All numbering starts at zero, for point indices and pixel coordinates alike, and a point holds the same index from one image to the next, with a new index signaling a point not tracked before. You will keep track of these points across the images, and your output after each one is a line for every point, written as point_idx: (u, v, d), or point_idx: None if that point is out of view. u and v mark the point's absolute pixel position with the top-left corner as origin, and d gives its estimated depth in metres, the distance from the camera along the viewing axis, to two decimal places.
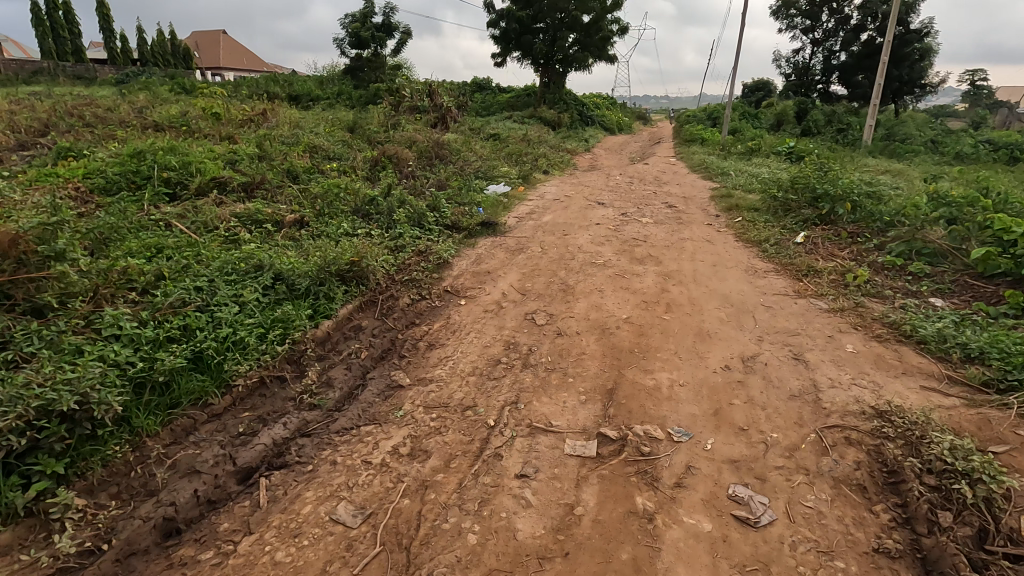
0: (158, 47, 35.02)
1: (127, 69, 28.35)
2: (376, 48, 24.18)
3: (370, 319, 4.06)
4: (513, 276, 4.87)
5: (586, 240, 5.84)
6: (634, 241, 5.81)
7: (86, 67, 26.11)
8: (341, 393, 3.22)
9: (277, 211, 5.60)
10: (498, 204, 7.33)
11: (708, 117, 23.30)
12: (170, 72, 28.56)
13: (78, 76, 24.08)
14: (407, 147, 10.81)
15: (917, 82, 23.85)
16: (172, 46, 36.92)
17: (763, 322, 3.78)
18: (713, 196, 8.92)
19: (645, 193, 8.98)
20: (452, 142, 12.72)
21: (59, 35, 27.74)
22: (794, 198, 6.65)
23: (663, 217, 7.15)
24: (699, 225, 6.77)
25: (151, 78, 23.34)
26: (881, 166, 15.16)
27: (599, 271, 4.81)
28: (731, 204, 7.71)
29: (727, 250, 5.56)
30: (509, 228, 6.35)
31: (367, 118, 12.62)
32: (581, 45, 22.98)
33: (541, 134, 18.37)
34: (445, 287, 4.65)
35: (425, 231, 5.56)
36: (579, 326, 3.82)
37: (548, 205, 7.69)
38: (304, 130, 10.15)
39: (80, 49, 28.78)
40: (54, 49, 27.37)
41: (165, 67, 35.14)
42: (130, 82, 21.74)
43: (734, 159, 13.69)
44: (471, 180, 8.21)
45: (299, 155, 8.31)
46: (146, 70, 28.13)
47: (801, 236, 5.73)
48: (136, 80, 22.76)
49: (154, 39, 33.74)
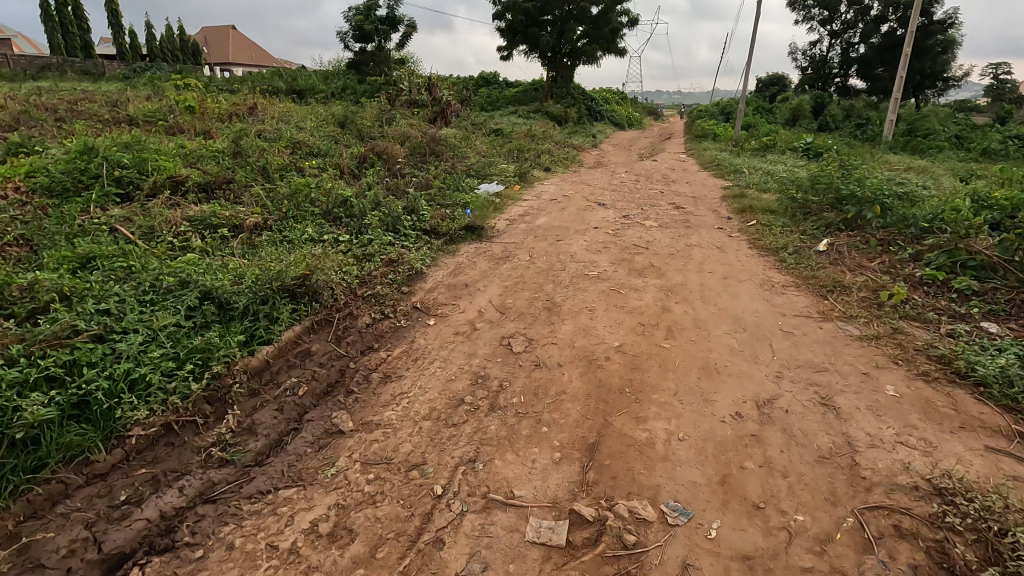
0: (168, 43, 34.92)
1: (135, 65, 28.19)
2: (381, 42, 23.62)
3: (320, 343, 3.49)
4: (493, 289, 4.28)
5: (580, 246, 5.23)
6: (634, 249, 5.18)
7: (95, 63, 25.92)
8: (266, 441, 2.66)
9: (236, 214, 5.04)
10: (489, 205, 6.74)
11: (721, 112, 22.52)
12: (178, 68, 28.21)
13: (88, 72, 23.82)
14: (401, 144, 10.23)
15: (941, 75, 22.85)
16: (182, 42, 36.88)
17: (783, 352, 3.15)
18: (724, 196, 8.25)
19: (650, 193, 8.34)
20: (450, 138, 12.16)
21: (67, 30, 27.50)
22: (814, 199, 5.97)
23: (668, 220, 6.51)
24: (708, 230, 6.13)
25: (156, 73, 22.94)
26: (904, 163, 14.35)
27: (590, 285, 4.20)
28: (744, 205, 7.04)
29: (739, 260, 4.92)
30: (497, 232, 5.76)
31: (361, 113, 12.09)
32: (590, 37, 22.25)
33: (546, 129, 17.76)
34: (413, 303, 4.06)
35: (400, 236, 4.99)
36: (562, 355, 3.23)
37: (544, 206, 7.10)
38: (291, 125, 9.62)
39: (90, 46, 28.67)
40: (62, 45, 27.14)
41: (175, 62, 34.94)
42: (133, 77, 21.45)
43: (747, 156, 12.99)
44: (461, 178, 7.63)
45: (279, 152, 7.77)
46: (153, 66, 27.82)
47: (823, 243, 5.07)
48: (139, 76, 22.38)
49: (164, 35, 33.62)
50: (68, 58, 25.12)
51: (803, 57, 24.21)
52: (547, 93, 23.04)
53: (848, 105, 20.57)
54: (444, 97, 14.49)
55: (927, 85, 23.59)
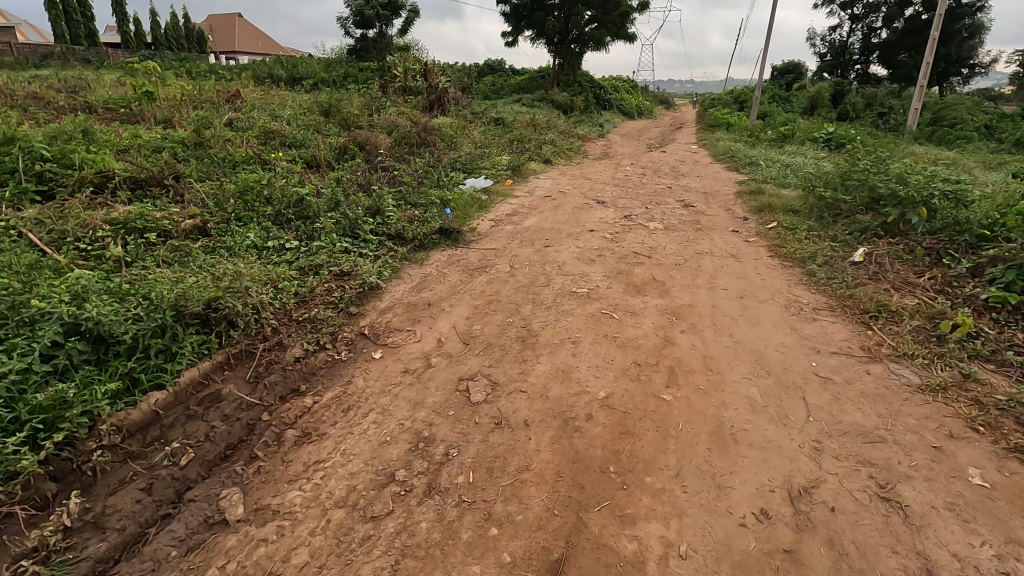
0: (173, 31, 34.28)
1: (138, 52, 27.59)
2: (382, 27, 22.76)
3: (230, 387, 2.78)
4: (460, 310, 3.55)
5: (571, 255, 4.48)
6: (635, 258, 4.42)
7: (97, 50, 25.34)
8: (117, 539, 1.97)
9: (168, 215, 4.32)
10: (473, 204, 6.00)
11: (734, 101, 21.55)
12: (183, 56, 27.51)
13: (91, 59, 23.17)
14: (388, 135, 9.48)
15: (967, 62, 21.67)
16: (187, 29, 36.22)
17: (822, 410, 2.40)
18: (738, 193, 7.43)
19: (656, 188, 7.54)
20: (444, 127, 11.40)
21: (71, 18, 26.92)
22: (845, 199, 5.16)
23: (676, 221, 5.72)
24: (721, 233, 5.35)
25: (156, 62, 22.28)
26: (931, 155, 13.39)
27: (577, 307, 3.46)
28: (761, 204, 6.24)
29: (759, 273, 4.15)
30: (478, 236, 5.02)
31: (350, 101, 11.35)
32: (599, 21, 21.22)
33: (551, 118, 16.92)
34: (359, 329, 3.34)
35: (357, 242, 4.27)
36: (531, 409, 2.49)
37: (536, 204, 6.35)
38: (268, 113, 8.90)
39: (94, 34, 28.09)
40: (67, 33, 26.59)
41: (179, 50, 34.29)
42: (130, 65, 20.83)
43: (762, 147, 12.11)
44: (446, 173, 6.90)
45: (247, 143, 7.04)
46: (159, 54, 27.18)
47: (859, 252, 4.28)
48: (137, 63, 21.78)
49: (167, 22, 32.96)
50: (70, 46, 24.53)
51: (821, 43, 23.04)
52: (553, 81, 22.12)
53: (869, 93, 19.52)
54: (441, 85, 13.70)
55: (952, 72, 22.40)
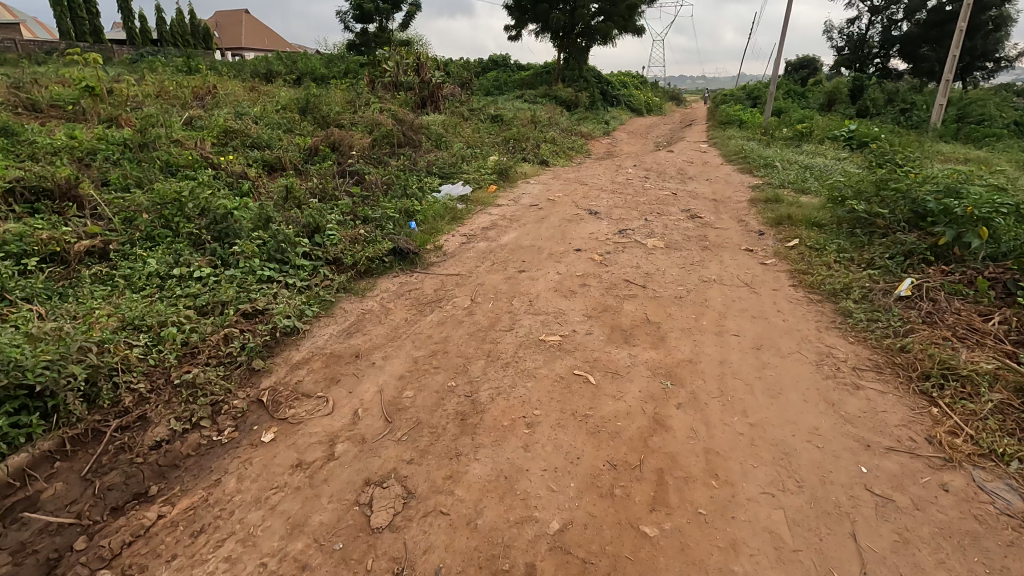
0: (178, 27, 33.79)
1: (139, 48, 27.06)
2: (382, 21, 21.97)
3: (49, 491, 2.01)
4: (394, 367, 2.76)
5: (548, 284, 3.67)
6: (625, 288, 3.60)
7: (99, 46, 24.81)
8: None
9: (58, 234, 3.55)
10: (444, 216, 5.21)
11: (748, 96, 20.54)
12: (187, 52, 26.89)
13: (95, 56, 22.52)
14: (368, 134, 8.69)
15: (993, 54, 20.50)
16: (193, 25, 35.77)
17: (883, 569, 1.59)
18: (752, 200, 6.55)
19: (659, 194, 6.69)
20: (434, 125, 10.61)
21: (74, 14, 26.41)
22: (883, 213, 4.30)
23: (679, 237, 4.88)
24: (733, 253, 4.51)
25: (155, 58, 21.63)
26: (959, 153, 12.40)
27: (544, 363, 2.65)
28: (780, 216, 5.37)
29: (779, 312, 3.32)
30: (442, 257, 4.23)
31: (333, 97, 10.59)
32: (606, 14, 20.30)
33: (553, 115, 16.07)
34: (256, 396, 2.56)
35: (284, 268, 3.48)
36: (451, 548, 1.70)
37: (519, 214, 5.55)
38: (236, 111, 8.14)
39: (98, 31, 27.63)
40: (71, 29, 26.01)
41: (185, 46, 33.77)
42: (126, 62, 20.24)
43: (777, 146, 11.20)
44: (419, 179, 6.11)
45: (199, 145, 6.29)
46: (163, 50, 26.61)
47: (905, 284, 3.43)
48: (133, 60, 21.23)
49: (171, 18, 32.44)
50: (72, 42, 23.98)
51: (839, 35, 21.89)
52: (558, 76, 21.22)
53: (891, 88, 18.46)
54: (434, 80, 12.87)
55: (978, 65, 21.21)
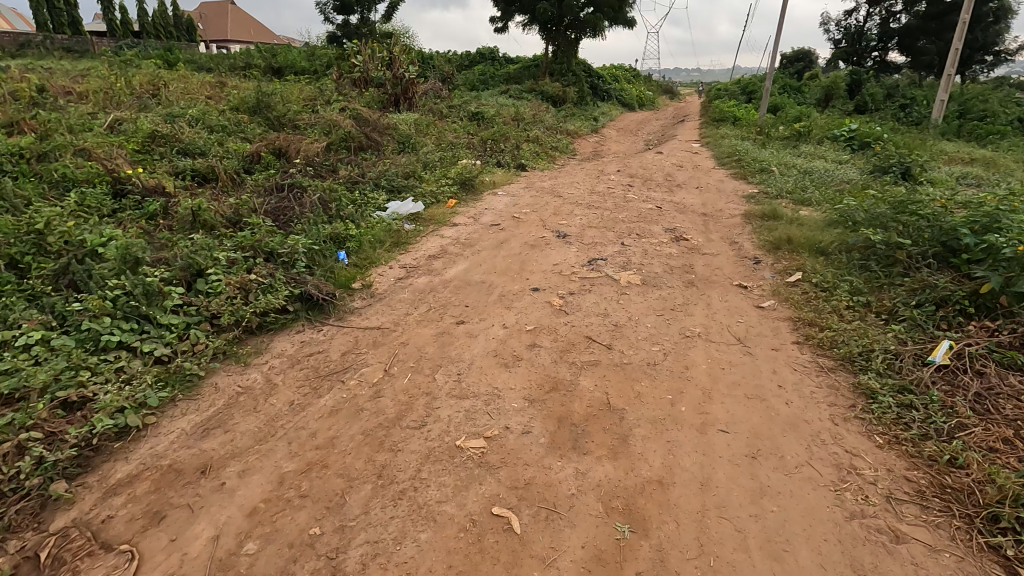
0: (161, 18, 32.66)
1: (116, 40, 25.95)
2: (363, 12, 20.98)
3: None
4: (249, 491, 1.98)
5: (488, 344, 2.89)
6: (586, 351, 2.84)
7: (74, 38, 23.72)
8: None
9: None
10: (384, 242, 4.42)
11: (742, 91, 19.76)
12: (167, 44, 25.78)
13: (69, 49, 21.52)
14: (323, 137, 7.86)
15: (993, 47, 19.85)
16: (176, 17, 34.65)
17: None
18: (745, 215, 5.78)
19: (641, 208, 5.91)
20: (403, 125, 9.80)
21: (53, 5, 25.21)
22: (905, 244, 3.54)
23: (660, 267, 4.11)
24: (723, 290, 3.75)
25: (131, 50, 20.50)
26: (963, 153, 11.72)
27: (452, 496, 1.88)
28: (778, 239, 4.61)
29: (780, 388, 2.57)
30: (368, 302, 3.45)
31: (293, 96, 9.76)
32: (595, 5, 19.44)
33: (538, 112, 15.26)
34: (34, 547, 1.78)
35: (140, 329, 2.68)
36: None
37: (476, 237, 4.76)
38: (172, 112, 7.30)
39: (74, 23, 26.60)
40: (48, 20, 24.73)
41: (166, 38, 32.63)
42: (95, 55, 19.26)
43: (773, 147, 10.45)
44: (365, 193, 5.32)
45: (111, 154, 5.46)
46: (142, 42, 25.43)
47: (943, 347, 2.68)
48: (104, 53, 20.24)
49: (151, 9, 31.30)
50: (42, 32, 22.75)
51: (836, 28, 21.09)
52: (546, 70, 20.33)
53: (889, 83, 17.76)
54: (407, 75, 12.00)
55: (977, 58, 20.55)
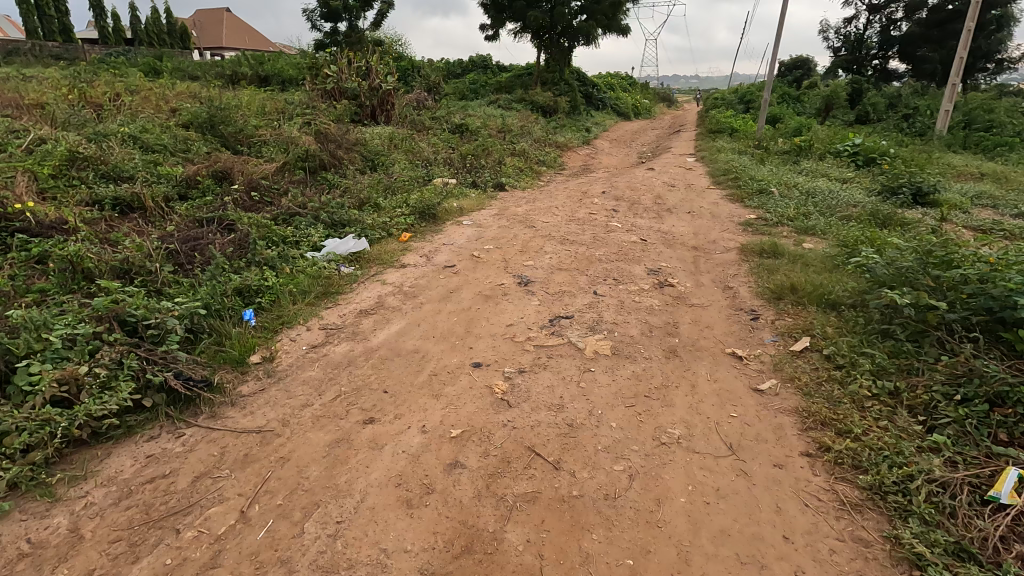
0: (153, 26, 31.99)
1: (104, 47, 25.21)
2: (351, 20, 20.30)
3: None
4: None
5: (394, 462, 2.16)
6: (522, 475, 2.10)
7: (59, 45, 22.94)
8: None
9: None
10: (308, 294, 3.69)
11: (740, 100, 19.10)
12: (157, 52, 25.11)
13: (54, 58, 20.84)
14: (279, 157, 7.16)
15: (995, 55, 19.22)
16: (168, 24, 33.99)
17: None
18: (741, 250, 5.06)
19: (623, 241, 5.19)
20: (374, 141, 9.10)
21: (44, 12, 24.41)
22: (940, 310, 2.82)
23: (637, 328, 3.39)
24: (712, 363, 3.02)
25: (116, 58, 19.71)
26: (972, 167, 11.04)
27: None
28: (779, 286, 3.89)
29: (786, 543, 1.84)
30: (262, 386, 2.72)
31: (255, 111, 9.06)
32: (588, 12, 18.82)
33: (527, 123, 14.57)
34: None
35: None
36: None
37: (423, 283, 4.03)
38: (106, 129, 6.57)
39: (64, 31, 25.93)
40: (39, 28, 23.96)
41: (158, 46, 31.92)
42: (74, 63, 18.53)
43: (772, 163, 9.75)
44: (301, 228, 4.60)
45: (12, 184, 4.74)
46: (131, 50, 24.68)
47: (1008, 480, 1.96)
48: (85, 61, 19.50)
49: (142, 17, 30.62)
50: (26, 40, 22.01)
51: (835, 35, 20.45)
52: (538, 78, 19.63)
53: (891, 92, 17.12)
54: (384, 86, 11.34)
55: (978, 66, 19.96)
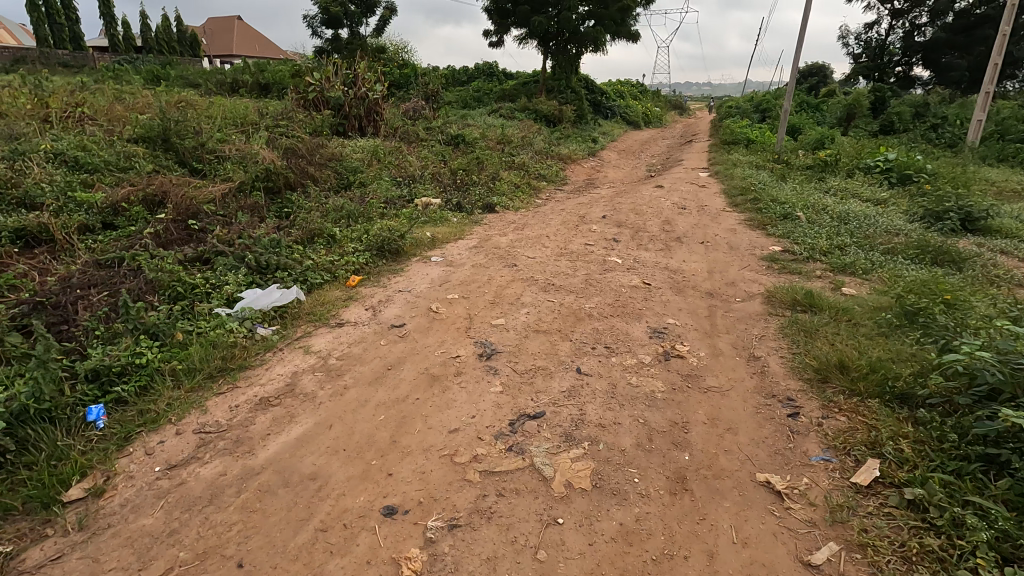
0: (163, 33, 31.59)
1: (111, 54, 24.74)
2: (352, 26, 19.53)
3: None
4: None
5: None
6: None
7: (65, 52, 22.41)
8: None
9: None
10: (195, 373, 2.78)
11: (756, 109, 18.08)
12: (166, 59, 24.61)
13: (60, 65, 20.30)
14: (235, 175, 6.32)
15: None
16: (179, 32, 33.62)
17: None
18: (768, 297, 4.08)
19: (622, 286, 4.24)
20: (352, 156, 8.25)
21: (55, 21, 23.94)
22: None
23: (632, 434, 2.43)
24: (738, 504, 2.07)
25: (119, 66, 19.19)
26: (1016, 184, 9.94)
27: None
28: (825, 363, 2.91)
29: None
30: (60, 549, 1.84)
31: (224, 123, 8.25)
32: (596, 17, 17.91)
33: (529, 134, 13.67)
34: None
35: None
36: None
37: (356, 353, 3.11)
38: (35, 145, 5.76)
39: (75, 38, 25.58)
40: (49, 36, 23.50)
41: (168, 53, 31.49)
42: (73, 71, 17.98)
43: (795, 180, 8.75)
44: (220, 274, 3.72)
45: None
46: (139, 58, 24.23)
47: None
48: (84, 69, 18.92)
49: (151, 25, 30.22)
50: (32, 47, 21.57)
51: (856, 41, 19.34)
52: (543, 86, 18.74)
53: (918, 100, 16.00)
54: (371, 94, 10.59)
55: (1009, 73, 18.73)
